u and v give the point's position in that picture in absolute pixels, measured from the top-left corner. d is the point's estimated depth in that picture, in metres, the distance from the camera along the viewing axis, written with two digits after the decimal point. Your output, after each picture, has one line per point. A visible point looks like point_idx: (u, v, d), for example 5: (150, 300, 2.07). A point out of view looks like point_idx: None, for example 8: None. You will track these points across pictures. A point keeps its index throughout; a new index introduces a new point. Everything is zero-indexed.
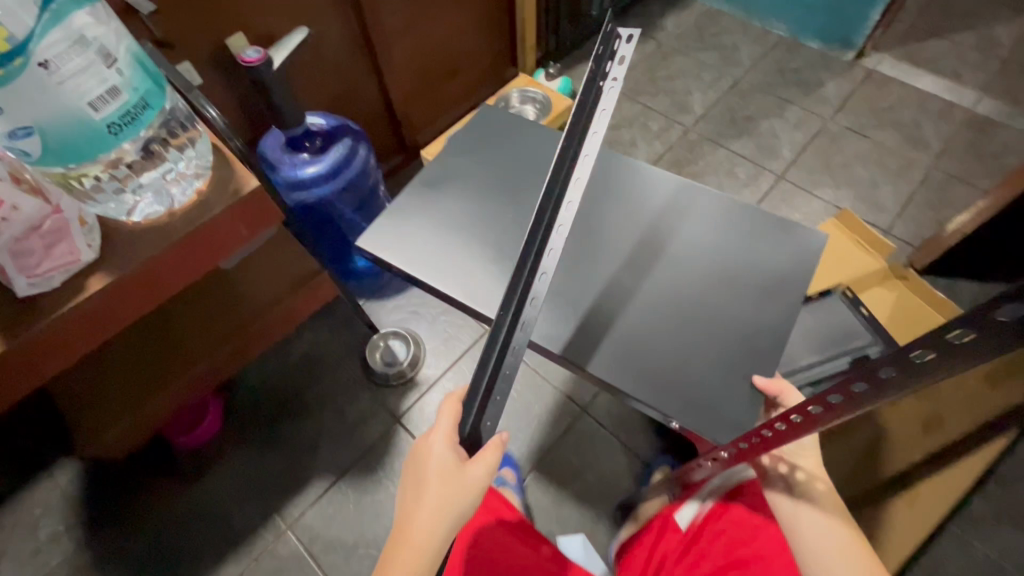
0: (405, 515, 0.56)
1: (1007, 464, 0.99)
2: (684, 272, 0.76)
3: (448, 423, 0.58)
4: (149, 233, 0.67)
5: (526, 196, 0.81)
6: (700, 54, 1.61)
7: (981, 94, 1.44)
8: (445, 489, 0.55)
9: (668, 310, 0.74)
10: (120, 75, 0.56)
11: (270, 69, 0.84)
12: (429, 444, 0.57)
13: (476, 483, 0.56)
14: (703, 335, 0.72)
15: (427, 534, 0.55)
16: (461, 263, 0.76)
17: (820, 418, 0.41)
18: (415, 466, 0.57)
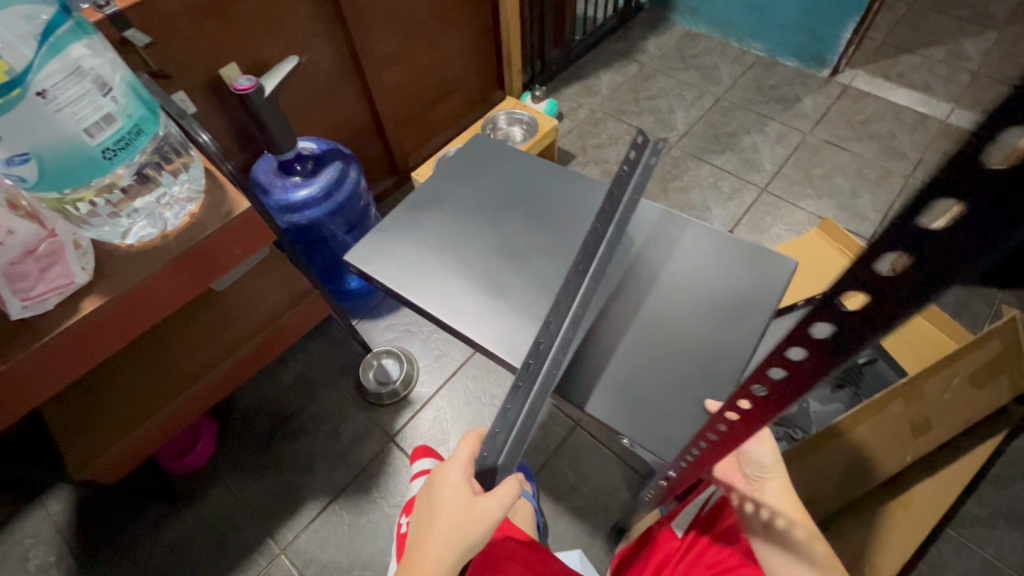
0: (419, 539, 0.58)
1: (998, 465, 1.00)
2: (658, 300, 0.75)
3: (466, 456, 0.62)
4: (143, 255, 0.68)
5: (506, 222, 0.82)
6: (682, 75, 1.67)
7: (953, 106, 1.49)
8: (455, 515, 0.57)
9: (642, 341, 0.72)
10: (116, 103, 0.58)
11: (261, 96, 0.86)
12: (446, 472, 0.60)
13: (487, 514, 0.57)
14: (679, 361, 0.71)
15: (438, 558, 0.56)
16: (441, 286, 0.76)
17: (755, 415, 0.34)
18: (433, 491, 0.60)
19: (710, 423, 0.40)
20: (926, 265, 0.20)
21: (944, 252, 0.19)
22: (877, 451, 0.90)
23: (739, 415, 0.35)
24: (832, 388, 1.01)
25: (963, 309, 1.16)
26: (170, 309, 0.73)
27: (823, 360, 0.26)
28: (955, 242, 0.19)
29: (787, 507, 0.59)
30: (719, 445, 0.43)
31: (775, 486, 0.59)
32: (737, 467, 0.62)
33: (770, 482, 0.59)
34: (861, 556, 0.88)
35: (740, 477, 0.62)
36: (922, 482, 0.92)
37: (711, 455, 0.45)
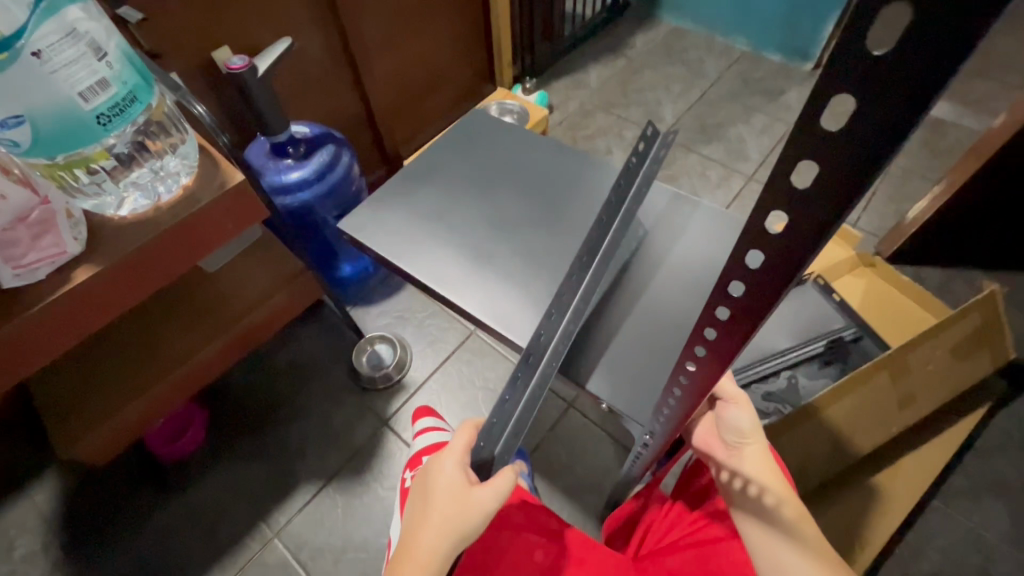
0: (413, 532, 0.55)
1: (982, 439, 1.02)
2: (651, 275, 0.75)
3: (463, 447, 0.59)
4: (135, 226, 0.68)
5: (499, 197, 0.82)
6: (669, 69, 1.70)
7: (932, 97, 1.53)
8: (450, 507, 0.54)
9: (633, 315, 0.73)
10: (110, 68, 0.58)
11: (255, 76, 0.86)
12: (443, 461, 0.58)
13: (482, 507, 0.54)
14: (671, 334, 0.71)
15: (432, 550, 0.53)
16: (434, 258, 0.77)
17: (733, 331, 0.36)
18: (426, 482, 0.57)
19: (688, 351, 0.43)
20: (835, 168, 0.23)
21: (847, 155, 0.23)
22: (863, 425, 0.90)
23: (717, 331, 0.37)
24: (820, 364, 1.02)
25: (945, 290, 1.19)
26: (163, 281, 0.73)
27: (776, 275, 0.30)
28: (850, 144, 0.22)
29: (771, 484, 0.54)
30: (697, 381, 0.45)
31: (755, 463, 0.55)
32: (716, 433, 0.59)
33: (748, 449, 0.56)
34: (851, 527, 0.89)
35: (719, 445, 0.58)
36: (910, 455, 0.94)
37: (690, 394, 0.47)
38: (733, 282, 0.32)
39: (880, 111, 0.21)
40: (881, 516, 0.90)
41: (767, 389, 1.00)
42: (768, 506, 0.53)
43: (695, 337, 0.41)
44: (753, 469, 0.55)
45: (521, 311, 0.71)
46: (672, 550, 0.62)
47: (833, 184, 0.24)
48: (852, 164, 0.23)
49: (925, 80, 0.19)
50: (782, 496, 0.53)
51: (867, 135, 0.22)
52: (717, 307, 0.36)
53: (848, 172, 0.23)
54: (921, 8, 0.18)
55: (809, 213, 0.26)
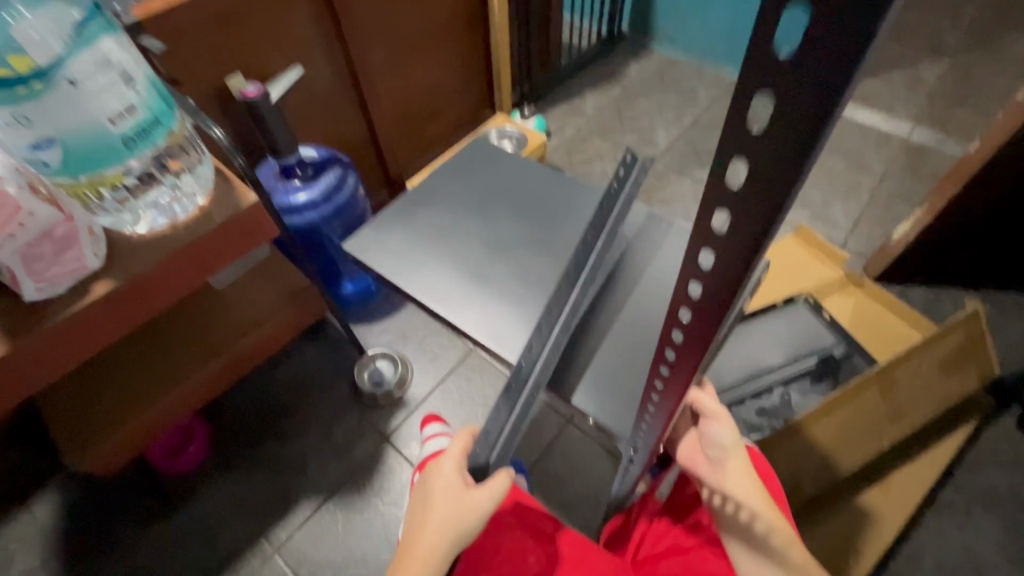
0: (412, 533, 0.56)
1: (971, 454, 1.04)
2: (637, 289, 0.78)
3: (460, 450, 0.61)
4: (153, 243, 0.72)
5: (497, 218, 0.86)
6: (662, 97, 1.76)
7: (914, 123, 1.60)
8: (448, 507, 0.56)
9: (617, 328, 0.75)
10: (137, 95, 0.62)
11: (267, 102, 0.90)
12: (441, 464, 0.60)
13: (478, 508, 0.56)
14: (651, 346, 0.73)
15: (430, 547, 0.54)
16: (433, 274, 0.80)
17: (688, 353, 0.39)
18: (425, 486, 0.59)
19: (655, 371, 0.46)
20: (748, 209, 0.26)
21: (755, 196, 0.25)
22: (853, 440, 0.93)
23: (676, 352, 0.40)
24: (812, 380, 1.04)
25: (932, 308, 1.22)
26: (175, 297, 0.76)
27: (714, 306, 0.33)
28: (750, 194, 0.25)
29: (753, 503, 0.53)
30: (664, 398, 0.47)
31: (736, 482, 0.54)
32: (701, 448, 0.58)
33: (730, 466, 0.55)
34: (844, 541, 0.90)
35: (703, 461, 0.57)
36: (901, 470, 0.96)
37: (659, 411, 0.50)
38: (684, 308, 0.36)
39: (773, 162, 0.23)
40: (875, 530, 0.91)
41: (761, 405, 1.02)
42: (746, 521, 0.54)
43: (659, 358, 0.44)
44: (735, 488, 0.54)
45: (515, 324, 0.74)
46: (657, 558, 0.65)
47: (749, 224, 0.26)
48: (762, 203, 0.25)
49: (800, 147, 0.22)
50: (759, 511, 0.53)
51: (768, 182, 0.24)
52: (672, 330, 0.39)
53: (760, 213, 0.25)
54: (786, 83, 0.21)
55: (735, 247, 0.28)
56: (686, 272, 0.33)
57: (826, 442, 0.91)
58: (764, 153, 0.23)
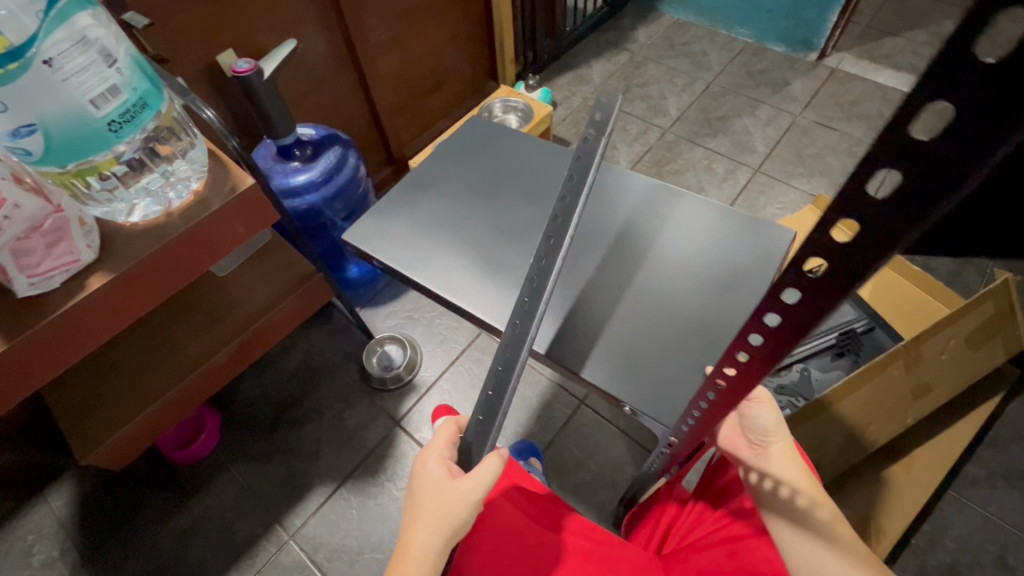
0: (406, 528, 0.55)
1: (995, 428, 1.01)
2: (644, 266, 0.75)
3: (444, 440, 0.60)
4: (145, 232, 0.68)
5: (509, 198, 0.82)
6: (672, 63, 1.68)
7: None
8: (436, 501, 0.54)
9: (622, 306, 0.72)
10: (120, 74, 0.58)
11: (261, 78, 0.85)
12: (425, 458, 0.58)
13: (468, 498, 0.54)
14: (659, 325, 0.70)
15: (422, 544, 0.53)
16: (443, 256, 0.77)
17: (768, 354, 0.33)
18: (414, 478, 0.58)
19: (710, 378, 0.42)
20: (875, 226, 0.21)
21: (933, 155, 0.18)
22: (877, 417, 0.90)
23: (751, 355, 0.34)
24: (832, 356, 1.02)
25: (956, 279, 1.19)
26: (173, 287, 0.73)
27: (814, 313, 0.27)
28: (888, 210, 0.21)
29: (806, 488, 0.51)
30: (728, 396, 0.41)
31: (787, 467, 0.52)
32: (740, 431, 0.56)
33: (774, 449, 0.53)
34: (866, 520, 0.89)
35: (743, 443, 0.55)
36: (925, 445, 0.94)
37: (716, 410, 0.45)
38: (770, 314, 0.29)
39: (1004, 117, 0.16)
40: (899, 506, 0.89)
41: (780, 382, 1.01)
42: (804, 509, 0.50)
43: (725, 359, 0.38)
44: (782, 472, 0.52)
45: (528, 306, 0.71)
46: (700, 548, 0.62)
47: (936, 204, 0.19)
48: (938, 170, 0.18)
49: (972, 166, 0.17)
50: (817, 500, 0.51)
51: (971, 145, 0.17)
52: (748, 334, 0.33)
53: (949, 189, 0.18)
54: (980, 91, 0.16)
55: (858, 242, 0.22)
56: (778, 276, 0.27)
57: (851, 419, 0.88)
58: (918, 162, 0.19)
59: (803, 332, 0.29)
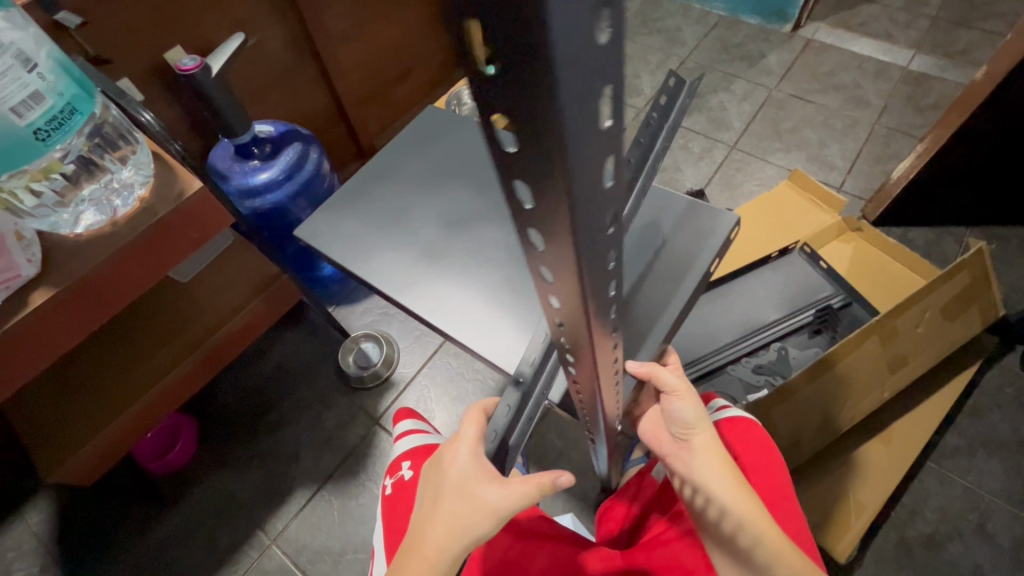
0: (418, 524, 0.45)
1: (973, 397, 1.02)
2: None
3: (476, 435, 0.46)
4: (92, 242, 0.66)
5: (454, 190, 0.75)
6: (646, 39, 1.65)
7: (915, 51, 1.50)
8: (458, 506, 0.43)
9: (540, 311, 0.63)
10: (42, 80, 0.55)
11: (208, 76, 0.81)
12: (453, 451, 0.45)
13: (495, 514, 0.42)
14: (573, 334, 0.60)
15: (440, 548, 0.43)
16: (384, 255, 0.71)
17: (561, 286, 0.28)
18: (435, 467, 0.47)
19: (556, 337, 0.37)
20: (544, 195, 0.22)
21: (524, 128, 0.19)
22: (853, 394, 0.89)
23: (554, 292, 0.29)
24: (810, 333, 1.02)
25: (934, 249, 1.18)
26: (129, 297, 0.71)
27: (547, 218, 0.23)
28: (528, 166, 0.21)
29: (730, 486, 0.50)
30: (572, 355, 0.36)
31: (710, 465, 0.51)
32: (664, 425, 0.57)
33: (696, 443, 0.52)
34: (846, 496, 0.88)
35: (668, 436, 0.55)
36: (903, 418, 0.94)
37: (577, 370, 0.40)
38: (531, 228, 0.25)
39: (582, 57, 0.17)
40: (877, 479, 0.89)
41: (757, 362, 1.00)
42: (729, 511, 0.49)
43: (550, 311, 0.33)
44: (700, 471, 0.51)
45: (488, 315, 0.64)
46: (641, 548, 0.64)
47: (598, 138, 0.20)
48: (529, 132, 0.19)
49: (539, 123, 0.18)
50: (740, 497, 0.49)
51: (554, 116, 0.18)
52: (539, 267, 0.28)
53: (573, 139, 0.19)
54: (503, 62, 0.17)
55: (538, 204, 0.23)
56: (508, 187, 0.24)
57: (827, 395, 0.87)
58: (515, 122, 0.19)
59: (564, 252, 0.25)
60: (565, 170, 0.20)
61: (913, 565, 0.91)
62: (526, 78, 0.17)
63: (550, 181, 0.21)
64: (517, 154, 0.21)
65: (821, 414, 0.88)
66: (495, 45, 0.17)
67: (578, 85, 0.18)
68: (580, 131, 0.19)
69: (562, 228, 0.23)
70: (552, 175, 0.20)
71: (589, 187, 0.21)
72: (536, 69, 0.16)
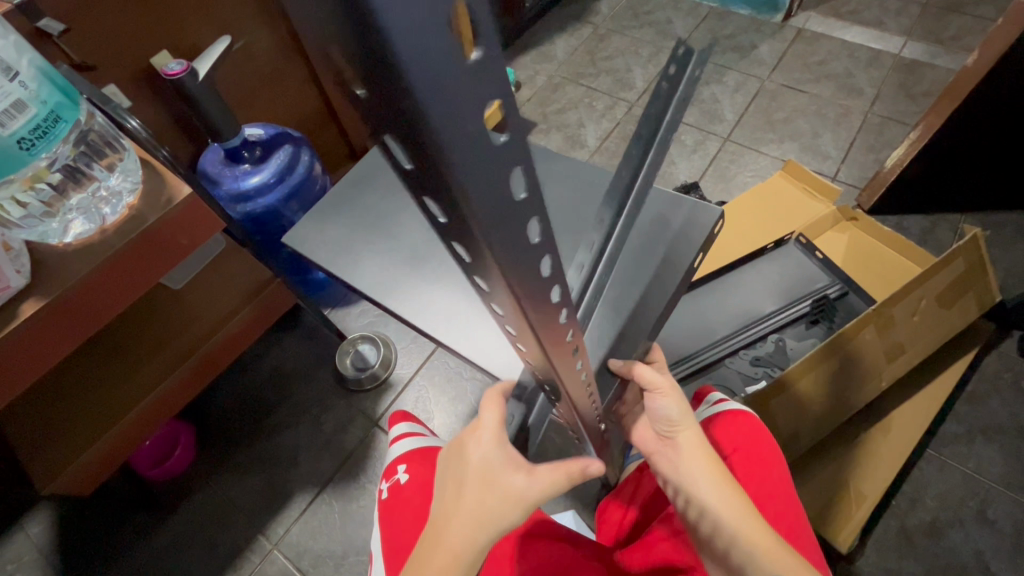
0: (437, 520, 0.44)
1: (972, 383, 1.02)
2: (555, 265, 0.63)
3: (499, 420, 0.46)
4: (81, 252, 0.65)
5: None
6: (637, 33, 1.64)
7: (906, 39, 1.49)
8: (483, 496, 0.43)
9: None
10: (25, 88, 0.54)
11: (196, 80, 0.81)
12: (475, 440, 0.45)
13: (524, 499, 0.43)
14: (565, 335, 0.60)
15: (468, 540, 0.42)
16: (372, 261, 0.70)
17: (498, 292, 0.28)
18: (451, 460, 0.46)
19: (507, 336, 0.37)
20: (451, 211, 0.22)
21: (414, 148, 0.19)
22: (852, 384, 0.89)
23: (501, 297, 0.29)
24: (806, 324, 1.01)
25: (930, 237, 1.18)
26: (121, 305, 0.71)
27: (459, 229, 0.23)
28: (429, 183, 0.21)
29: (714, 481, 0.51)
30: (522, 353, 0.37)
31: (695, 460, 0.52)
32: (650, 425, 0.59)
33: (681, 439, 0.53)
34: (845, 486, 0.89)
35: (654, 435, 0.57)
36: (901, 407, 0.94)
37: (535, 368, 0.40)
38: (454, 240, 0.25)
39: (451, 76, 0.17)
40: (877, 469, 0.89)
41: (755, 353, 0.99)
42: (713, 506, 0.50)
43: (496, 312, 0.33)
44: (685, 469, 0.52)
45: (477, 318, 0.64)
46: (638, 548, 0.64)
47: (493, 154, 0.20)
48: (418, 153, 0.19)
49: (422, 144, 0.19)
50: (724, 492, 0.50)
51: (433, 138, 0.18)
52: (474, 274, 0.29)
53: (460, 158, 0.19)
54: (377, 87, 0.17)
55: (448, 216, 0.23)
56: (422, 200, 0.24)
57: (825, 385, 0.87)
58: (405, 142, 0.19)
59: (487, 261, 0.25)
60: (461, 187, 0.20)
61: (915, 554, 0.91)
62: (393, 100, 0.17)
63: (452, 196, 0.21)
64: (416, 172, 0.21)
65: (819, 404, 0.88)
66: (363, 73, 0.17)
67: (451, 106, 0.17)
68: (464, 147, 0.19)
69: (473, 239, 0.23)
70: (450, 191, 0.20)
71: (494, 201, 0.21)
72: (400, 90, 0.16)
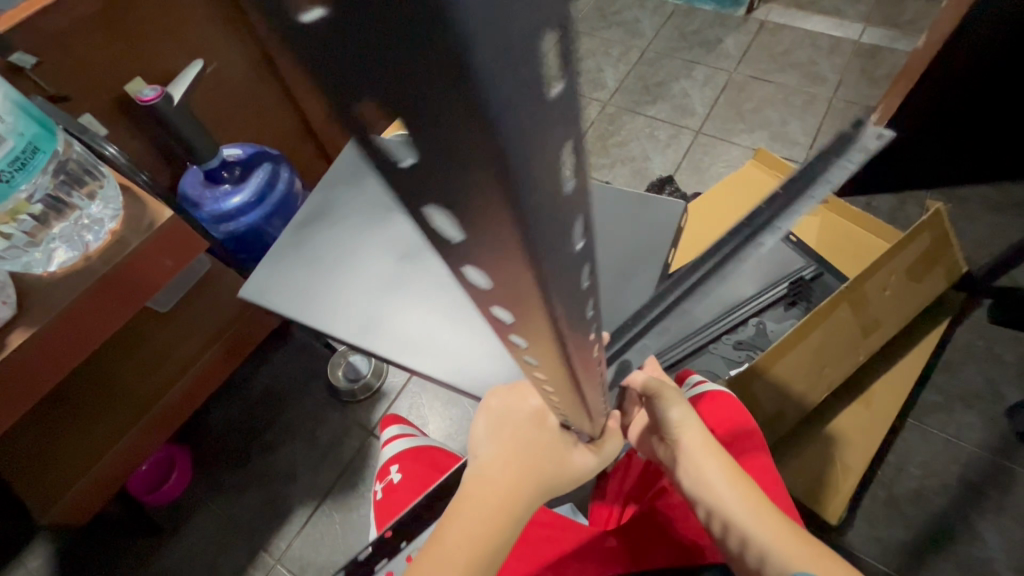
0: (476, 478, 0.47)
1: (948, 351, 1.05)
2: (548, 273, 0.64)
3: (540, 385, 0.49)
4: (65, 279, 0.66)
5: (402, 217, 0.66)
6: (605, 34, 1.67)
7: (865, 24, 1.54)
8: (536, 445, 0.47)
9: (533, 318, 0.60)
10: (3, 122, 0.55)
11: (170, 104, 0.85)
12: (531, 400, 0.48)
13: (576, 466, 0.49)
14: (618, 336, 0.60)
15: (514, 492, 0.45)
16: (344, 300, 0.63)
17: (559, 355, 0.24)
18: (502, 419, 0.49)
19: (531, 373, 0.33)
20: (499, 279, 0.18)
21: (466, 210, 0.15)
22: (832, 360, 0.92)
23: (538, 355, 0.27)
24: (785, 306, 1.04)
25: (898, 215, 1.22)
26: (110, 326, 0.71)
27: (507, 295, 0.20)
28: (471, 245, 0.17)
29: (727, 475, 0.54)
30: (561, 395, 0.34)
31: (707, 456, 0.56)
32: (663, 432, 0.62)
33: (686, 442, 0.57)
34: (833, 462, 0.91)
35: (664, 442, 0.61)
36: (881, 382, 0.97)
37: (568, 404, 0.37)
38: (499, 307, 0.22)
39: (548, 165, 0.14)
40: (860, 444, 0.92)
41: (737, 338, 1.02)
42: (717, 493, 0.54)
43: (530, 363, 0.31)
44: (691, 467, 0.57)
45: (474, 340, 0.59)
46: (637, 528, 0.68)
47: (568, 248, 0.17)
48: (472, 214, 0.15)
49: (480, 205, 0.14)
50: (723, 480, 0.54)
51: (499, 205, 0.14)
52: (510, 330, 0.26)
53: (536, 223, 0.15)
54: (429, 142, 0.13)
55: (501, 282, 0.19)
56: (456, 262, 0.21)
57: (808, 365, 0.90)
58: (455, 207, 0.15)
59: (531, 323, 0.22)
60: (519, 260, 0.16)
61: (903, 522, 0.93)
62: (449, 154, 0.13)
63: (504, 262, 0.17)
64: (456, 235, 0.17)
65: (805, 383, 0.90)
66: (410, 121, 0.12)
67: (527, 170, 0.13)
68: (543, 242, 0.16)
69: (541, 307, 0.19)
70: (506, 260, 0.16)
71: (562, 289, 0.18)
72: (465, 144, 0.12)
